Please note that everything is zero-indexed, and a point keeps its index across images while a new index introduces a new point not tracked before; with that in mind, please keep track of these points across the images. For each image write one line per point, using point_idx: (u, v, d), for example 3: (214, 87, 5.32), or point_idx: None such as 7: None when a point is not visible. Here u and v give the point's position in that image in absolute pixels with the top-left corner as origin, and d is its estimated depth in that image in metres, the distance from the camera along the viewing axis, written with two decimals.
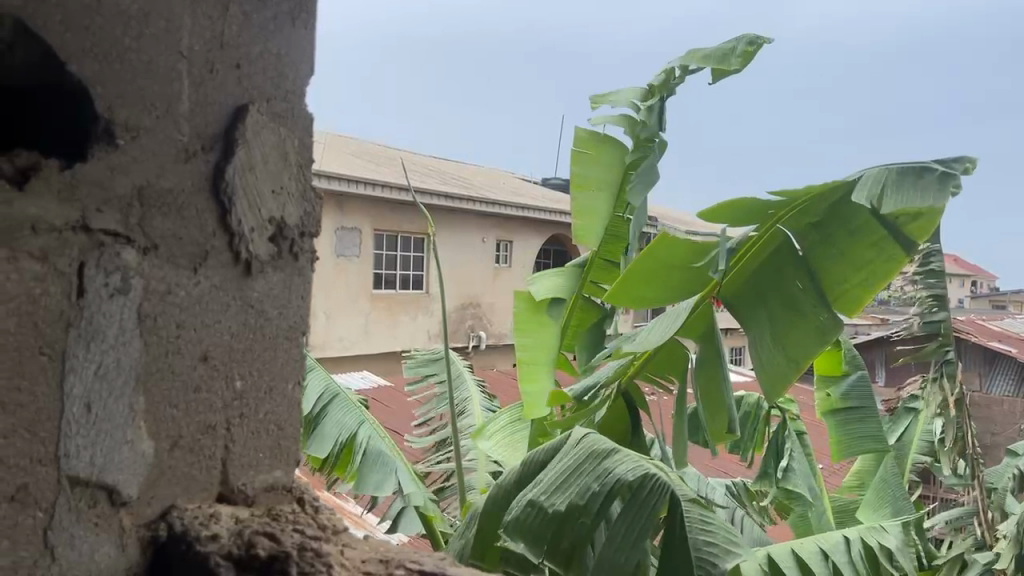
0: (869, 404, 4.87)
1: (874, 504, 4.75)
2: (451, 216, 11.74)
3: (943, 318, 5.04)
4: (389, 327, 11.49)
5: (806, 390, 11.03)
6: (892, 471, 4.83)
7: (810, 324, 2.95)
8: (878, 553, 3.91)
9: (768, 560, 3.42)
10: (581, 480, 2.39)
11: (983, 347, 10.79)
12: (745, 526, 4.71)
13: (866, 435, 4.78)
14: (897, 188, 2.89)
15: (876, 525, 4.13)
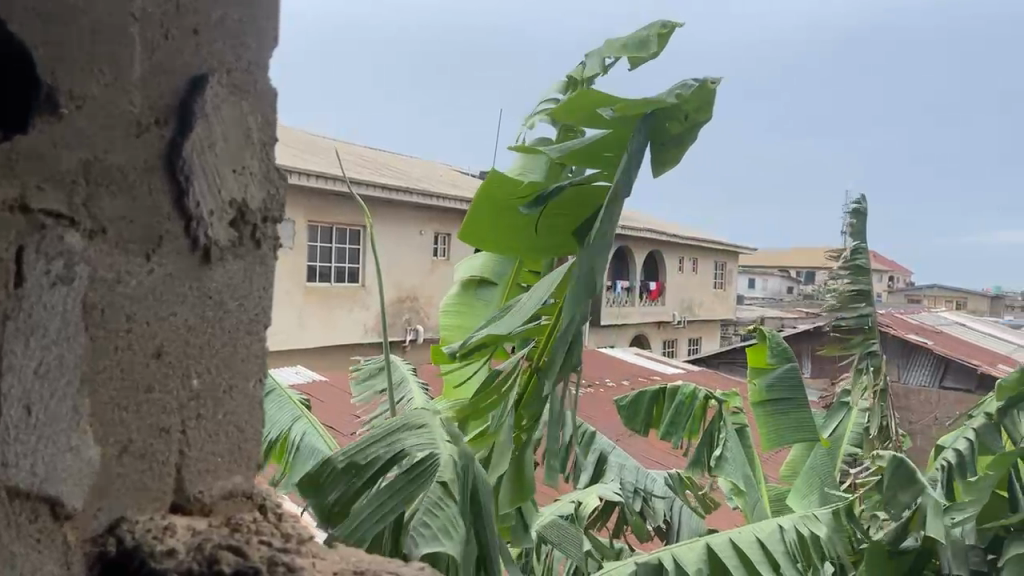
0: (800, 396, 4.85)
1: (801, 491, 4.61)
2: (388, 208, 11.51)
3: (869, 313, 4.98)
4: (324, 321, 11.18)
5: (736, 382, 11.21)
6: (822, 460, 4.73)
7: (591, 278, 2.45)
8: (811, 543, 3.70)
9: (707, 549, 3.33)
10: (376, 445, 2.25)
11: (901, 340, 11.18)
12: (683, 515, 4.62)
13: (798, 427, 4.81)
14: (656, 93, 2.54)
15: (809, 512, 3.91)
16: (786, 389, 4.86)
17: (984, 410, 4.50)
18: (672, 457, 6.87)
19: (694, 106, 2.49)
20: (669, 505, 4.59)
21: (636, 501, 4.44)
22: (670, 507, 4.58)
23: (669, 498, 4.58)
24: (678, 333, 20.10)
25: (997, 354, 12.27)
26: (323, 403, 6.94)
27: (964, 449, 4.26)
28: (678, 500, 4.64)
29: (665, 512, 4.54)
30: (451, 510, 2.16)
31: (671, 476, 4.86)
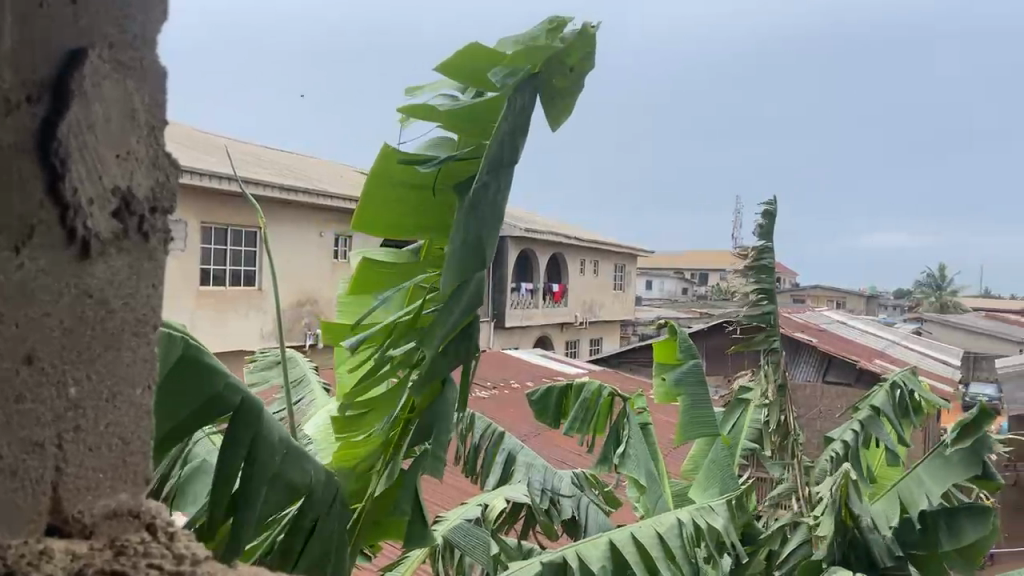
0: (700, 392, 4.92)
1: (703, 485, 4.72)
2: (287, 207, 11.13)
3: (772, 310, 5.06)
4: (217, 326, 10.67)
5: (637, 381, 11.42)
6: (721, 453, 4.82)
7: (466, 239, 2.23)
8: (706, 534, 3.65)
9: (610, 546, 3.28)
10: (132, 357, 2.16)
11: (790, 338, 11.69)
12: (589, 511, 4.53)
13: (700, 422, 4.86)
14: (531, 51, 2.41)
15: (705, 504, 3.84)
16: (693, 383, 4.96)
17: (868, 404, 4.63)
18: (577, 456, 6.85)
19: (577, 55, 2.41)
20: (575, 502, 4.51)
21: (542, 501, 4.33)
22: (576, 504, 4.49)
23: (576, 496, 4.50)
24: (580, 334, 20.37)
25: (874, 350, 13.03)
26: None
27: (849, 440, 4.40)
28: (583, 496, 4.59)
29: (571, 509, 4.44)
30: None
31: (576, 475, 4.79)
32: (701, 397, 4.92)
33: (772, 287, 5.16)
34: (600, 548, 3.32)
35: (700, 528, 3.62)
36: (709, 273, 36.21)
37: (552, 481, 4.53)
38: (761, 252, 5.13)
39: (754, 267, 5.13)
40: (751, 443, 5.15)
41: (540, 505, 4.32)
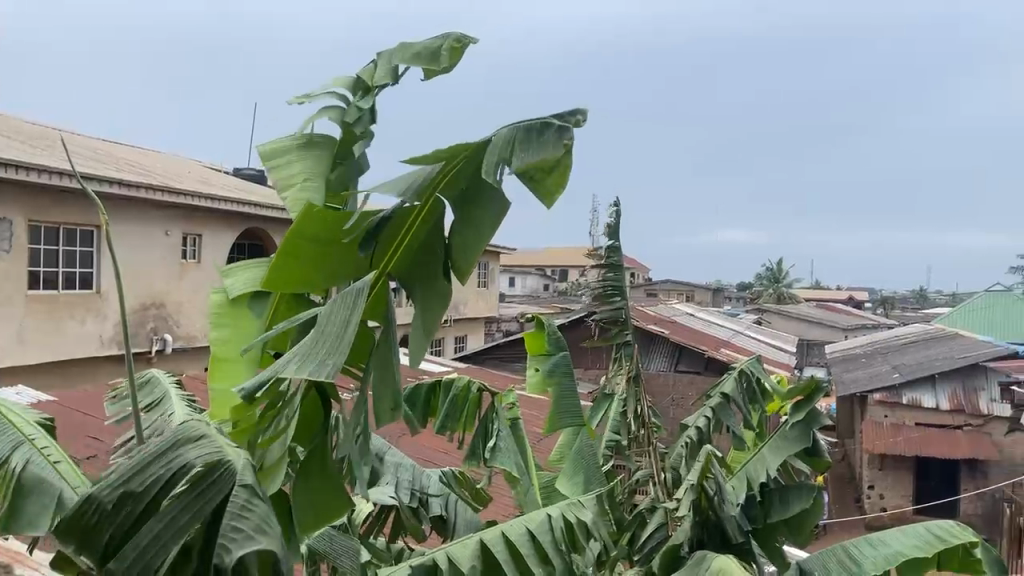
0: (569, 381, 5.00)
1: (569, 473, 4.66)
2: (128, 205, 10.37)
3: (621, 306, 5.17)
4: (49, 334, 9.79)
5: (502, 376, 11.54)
6: (586, 444, 4.83)
7: (434, 291, 2.73)
8: (577, 530, 3.70)
9: (480, 545, 3.27)
10: (195, 454, 2.06)
11: (644, 331, 12.20)
12: (458, 508, 4.48)
13: (569, 409, 4.91)
14: (515, 149, 2.54)
15: (574, 500, 3.90)
16: (564, 375, 5.04)
17: (719, 391, 4.88)
18: (446, 454, 6.77)
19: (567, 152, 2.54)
20: (444, 500, 4.46)
21: (408, 499, 4.26)
22: (445, 502, 4.43)
23: (444, 494, 4.46)
24: (446, 333, 20.34)
25: (722, 340, 13.86)
26: (60, 412, 6.00)
27: (702, 425, 4.63)
28: (451, 494, 4.54)
29: (440, 507, 4.41)
30: (263, 508, 1.98)
31: (444, 474, 4.72)
32: (569, 385, 5.01)
33: (622, 283, 5.25)
34: (470, 548, 3.31)
35: (568, 522, 3.67)
36: (568, 270, 37.24)
37: (420, 480, 4.47)
38: (612, 251, 5.20)
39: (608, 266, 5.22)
40: (614, 435, 5.26)
41: (406, 502, 4.24)
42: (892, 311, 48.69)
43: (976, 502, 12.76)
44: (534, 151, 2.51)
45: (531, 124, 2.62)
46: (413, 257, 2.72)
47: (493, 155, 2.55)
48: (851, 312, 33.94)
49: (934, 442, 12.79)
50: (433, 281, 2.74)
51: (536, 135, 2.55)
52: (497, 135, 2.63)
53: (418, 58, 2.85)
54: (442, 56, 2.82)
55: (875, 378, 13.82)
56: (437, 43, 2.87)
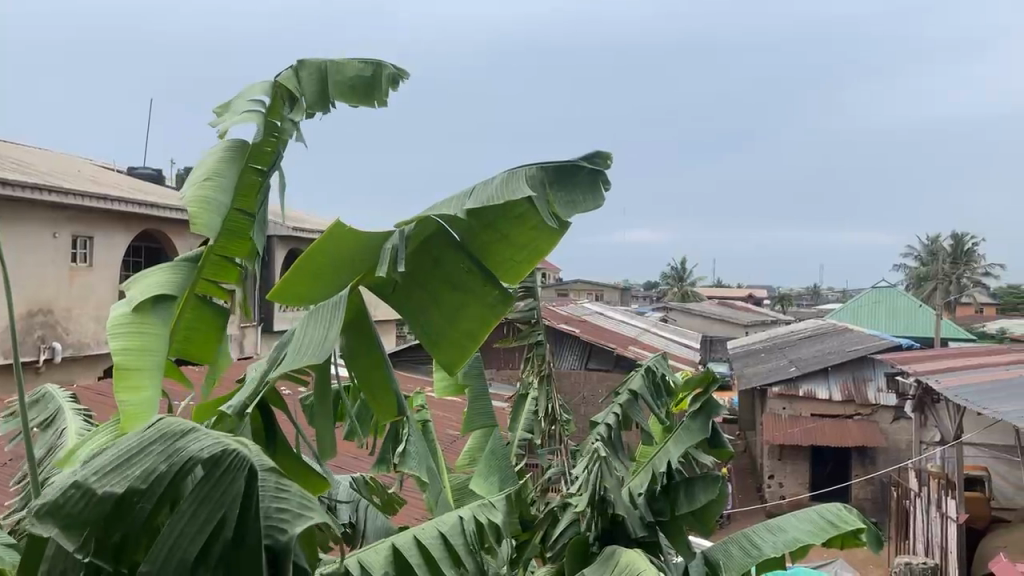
0: (479, 383, 4.98)
1: (483, 473, 4.65)
2: (13, 207, 9.77)
3: (532, 307, 5.22)
4: None
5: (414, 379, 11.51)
6: (499, 444, 4.86)
7: (473, 308, 2.82)
8: (487, 530, 3.71)
9: (392, 550, 3.25)
10: (198, 442, 1.93)
11: (556, 330, 12.37)
12: (368, 514, 4.43)
13: (481, 412, 4.91)
14: (557, 194, 2.82)
15: (486, 501, 3.93)
16: (475, 377, 4.99)
17: (628, 387, 4.99)
18: (358, 459, 6.68)
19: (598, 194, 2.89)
20: (353, 508, 4.39)
21: (318, 507, 4.18)
22: (354, 510, 4.37)
23: (353, 501, 4.41)
24: None
25: (630, 338, 14.20)
26: None
27: (612, 421, 4.66)
28: (361, 501, 4.49)
29: (349, 515, 4.34)
30: (292, 493, 2.06)
31: (352, 481, 4.65)
32: (479, 388, 4.99)
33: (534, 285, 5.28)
34: (383, 553, 3.28)
35: (480, 523, 3.68)
36: None
37: (329, 489, 4.41)
38: None
39: None
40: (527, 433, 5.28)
41: (315, 511, 4.16)
42: (788, 306, 51.18)
43: (867, 487, 13.56)
44: (575, 198, 2.84)
45: (558, 164, 2.87)
46: (423, 265, 2.79)
47: (540, 198, 2.75)
48: (749, 308, 35.48)
49: (827, 431, 13.50)
50: (458, 292, 2.80)
51: (570, 180, 2.85)
52: (525, 173, 2.80)
53: (354, 90, 3.03)
54: (380, 91, 3.03)
55: (774, 372, 14.50)
56: (370, 71, 3.03)
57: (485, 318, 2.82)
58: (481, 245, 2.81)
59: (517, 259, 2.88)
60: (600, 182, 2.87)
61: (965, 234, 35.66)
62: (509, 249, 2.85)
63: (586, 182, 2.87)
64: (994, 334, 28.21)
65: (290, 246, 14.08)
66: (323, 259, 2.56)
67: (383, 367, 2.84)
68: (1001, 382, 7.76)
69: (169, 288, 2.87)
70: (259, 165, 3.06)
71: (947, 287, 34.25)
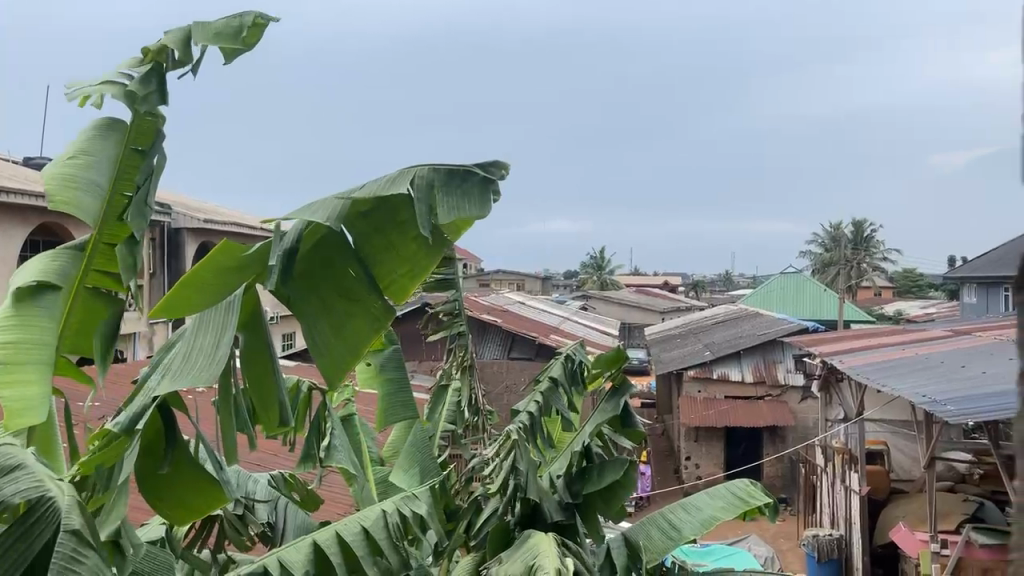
0: (402, 374, 4.97)
1: (404, 465, 4.62)
2: None
3: (454, 299, 5.21)
4: None
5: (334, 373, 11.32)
6: (421, 434, 4.83)
7: (364, 315, 2.79)
8: (412, 522, 3.72)
9: (313, 547, 3.21)
10: (15, 485, 2.21)
11: (477, 319, 12.37)
12: (288, 513, 4.36)
13: (401, 404, 4.87)
14: (440, 193, 2.80)
15: (409, 493, 3.90)
16: (396, 368, 5.02)
17: (547, 375, 5.05)
18: (276, 455, 6.53)
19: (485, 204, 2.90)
20: (272, 506, 4.33)
21: (235, 507, 4.09)
22: (273, 508, 4.31)
23: (273, 499, 4.33)
24: (273, 329, 19.44)
25: (550, 326, 14.34)
26: None
27: (534, 409, 4.67)
28: (280, 498, 4.41)
29: (268, 513, 4.28)
30: (91, 559, 2.18)
31: (271, 478, 4.55)
32: (401, 380, 4.97)
33: (456, 277, 5.25)
34: (303, 551, 3.24)
35: (403, 516, 3.66)
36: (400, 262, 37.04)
37: (246, 487, 4.31)
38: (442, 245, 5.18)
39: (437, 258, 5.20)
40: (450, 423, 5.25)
41: (232, 510, 4.07)
42: (701, 293, 52.98)
43: (777, 464, 14.20)
44: (460, 202, 2.82)
45: (450, 167, 2.88)
46: (312, 272, 2.79)
47: (422, 200, 2.73)
48: (665, 295, 36.48)
49: (740, 413, 14.01)
50: (349, 296, 2.80)
51: (458, 184, 2.84)
52: (414, 173, 2.82)
53: (219, 35, 2.78)
54: (244, 33, 2.80)
55: (689, 356, 14.95)
56: (237, 24, 2.81)
57: (375, 325, 2.80)
58: (367, 247, 2.87)
59: (404, 268, 2.97)
60: (489, 189, 2.88)
61: (863, 220, 37.46)
62: (395, 257, 2.93)
63: (475, 188, 2.86)
64: (892, 315, 30.03)
65: (201, 238, 13.58)
66: (208, 273, 2.56)
67: (272, 370, 2.77)
68: (896, 361, 8.22)
69: (52, 275, 2.82)
70: (140, 147, 2.91)
71: (848, 272, 36.30)
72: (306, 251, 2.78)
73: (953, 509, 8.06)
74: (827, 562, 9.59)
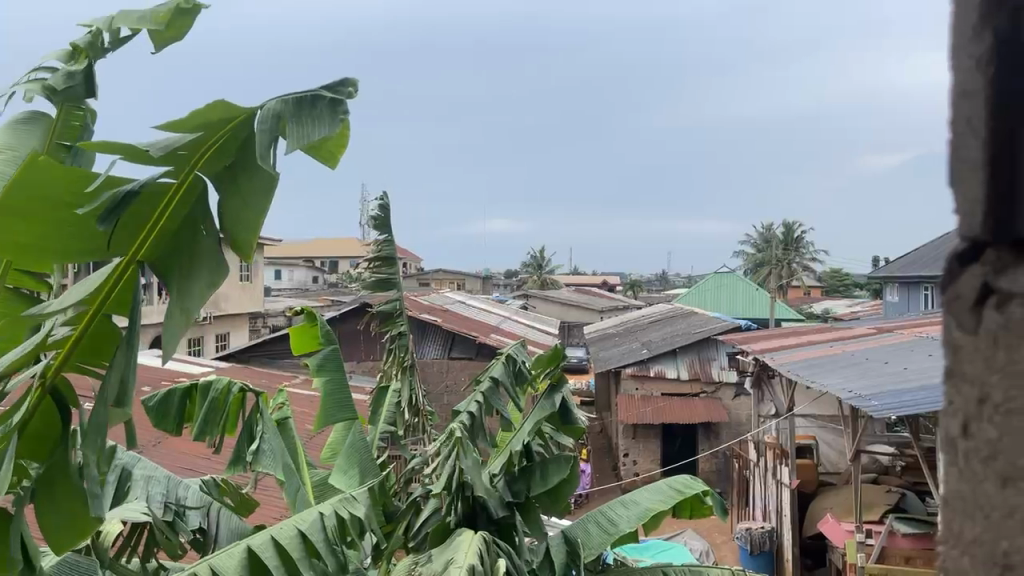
0: (341, 375, 4.89)
1: (344, 467, 4.53)
2: None
3: (394, 298, 5.16)
4: None
5: (267, 375, 11.00)
6: (360, 437, 4.73)
7: (205, 272, 2.50)
8: (350, 524, 3.65)
9: (249, 553, 3.13)
10: None
11: (415, 318, 12.17)
12: (221, 518, 4.21)
13: (338, 405, 4.78)
14: (289, 122, 2.48)
15: (347, 495, 3.84)
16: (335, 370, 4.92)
17: (488, 375, 5.03)
18: (204, 460, 6.32)
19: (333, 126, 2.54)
20: (204, 512, 4.17)
21: (165, 513, 3.94)
22: (205, 514, 4.15)
23: (204, 505, 4.18)
24: (203, 330, 18.79)
25: (490, 325, 14.28)
26: None
27: (474, 409, 4.65)
28: (213, 504, 4.27)
29: (199, 519, 4.13)
30: None
31: (203, 483, 4.40)
32: (340, 381, 4.88)
33: (396, 277, 5.20)
34: (237, 557, 3.14)
35: (341, 519, 3.60)
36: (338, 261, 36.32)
37: (176, 492, 4.15)
38: (384, 244, 5.12)
39: (377, 257, 5.14)
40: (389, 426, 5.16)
41: (162, 517, 3.91)
42: (638, 292, 53.71)
43: (711, 460, 14.52)
44: (310, 124, 2.49)
45: (297, 96, 2.58)
46: (166, 248, 2.49)
47: (262, 130, 2.44)
48: (602, 294, 36.82)
49: (675, 410, 14.26)
50: (198, 255, 2.51)
51: (305, 108, 2.51)
52: (262, 107, 2.53)
53: None
54: None
55: (626, 355, 15.12)
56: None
57: (217, 280, 2.53)
58: (229, 204, 2.55)
59: (249, 205, 2.53)
60: (338, 108, 2.54)
61: (793, 221, 38.49)
62: (239, 201, 2.55)
63: (325, 109, 2.54)
64: (820, 313, 30.96)
65: None
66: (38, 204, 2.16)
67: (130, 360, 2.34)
68: (825, 359, 8.45)
69: None
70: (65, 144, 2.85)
71: (779, 271, 37.25)
72: (160, 220, 2.45)
73: (877, 500, 8.36)
74: (759, 555, 9.86)
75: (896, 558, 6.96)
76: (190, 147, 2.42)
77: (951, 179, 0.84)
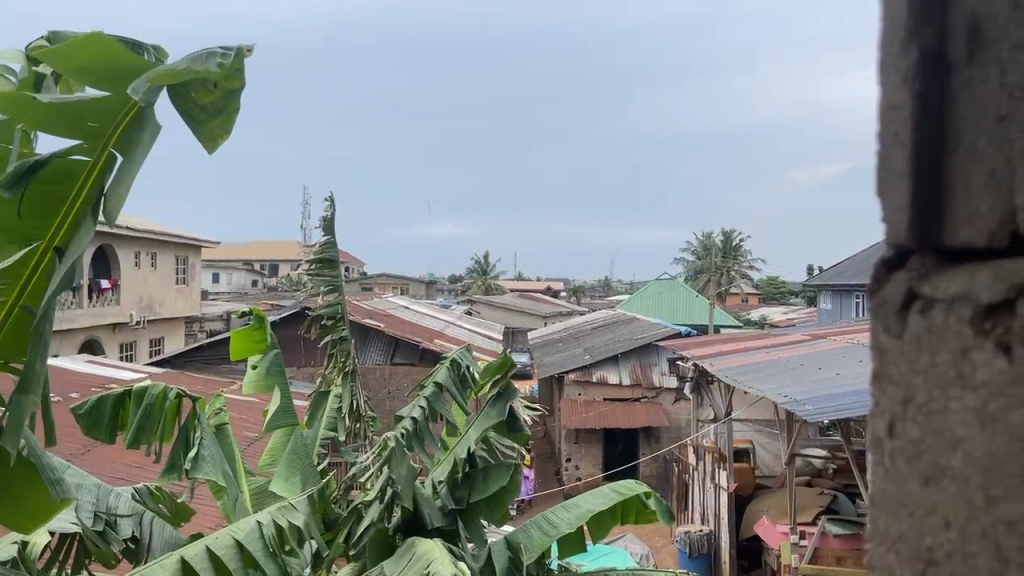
0: (285, 381, 4.82)
1: (284, 473, 4.44)
2: None
3: (336, 301, 5.09)
4: None
5: (205, 379, 10.73)
6: (301, 442, 4.66)
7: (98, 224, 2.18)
8: (288, 532, 3.59)
9: (182, 563, 3.04)
10: None
11: (357, 321, 12.02)
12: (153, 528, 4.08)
13: (280, 410, 4.69)
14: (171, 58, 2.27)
15: (286, 502, 3.78)
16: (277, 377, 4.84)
17: (432, 380, 5.01)
18: (138, 468, 6.12)
19: (226, 74, 2.29)
20: (136, 521, 4.03)
21: (94, 523, 3.79)
22: (137, 523, 4.01)
23: (137, 513, 4.04)
24: (138, 333, 18.21)
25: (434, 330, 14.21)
26: None
27: (418, 415, 4.63)
28: (146, 512, 4.12)
29: (132, 528, 3.98)
30: None
31: (136, 492, 4.25)
32: (283, 387, 4.81)
33: (340, 281, 5.14)
34: (170, 568, 3.05)
35: (279, 527, 3.54)
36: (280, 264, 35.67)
37: (106, 501, 4.00)
38: (328, 247, 5.06)
39: (320, 260, 5.08)
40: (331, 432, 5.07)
41: (92, 527, 3.77)
42: (582, 297, 54.16)
43: (652, 464, 14.73)
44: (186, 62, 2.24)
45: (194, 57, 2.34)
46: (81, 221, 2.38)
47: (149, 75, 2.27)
48: (547, 300, 37.02)
49: (618, 415, 14.42)
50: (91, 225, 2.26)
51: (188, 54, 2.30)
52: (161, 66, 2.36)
53: None
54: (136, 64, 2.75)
55: (570, 360, 15.23)
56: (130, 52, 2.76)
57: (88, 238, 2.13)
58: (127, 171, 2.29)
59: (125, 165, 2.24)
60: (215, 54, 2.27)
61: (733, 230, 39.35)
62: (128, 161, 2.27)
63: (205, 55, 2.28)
64: (758, 320, 31.65)
65: None
66: None
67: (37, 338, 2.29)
68: (762, 364, 8.68)
69: None
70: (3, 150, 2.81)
71: (719, 279, 38.03)
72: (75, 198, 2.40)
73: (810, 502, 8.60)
74: (697, 557, 10.04)
75: (828, 557, 7.16)
76: (101, 119, 2.37)
77: (879, 187, 0.89)
